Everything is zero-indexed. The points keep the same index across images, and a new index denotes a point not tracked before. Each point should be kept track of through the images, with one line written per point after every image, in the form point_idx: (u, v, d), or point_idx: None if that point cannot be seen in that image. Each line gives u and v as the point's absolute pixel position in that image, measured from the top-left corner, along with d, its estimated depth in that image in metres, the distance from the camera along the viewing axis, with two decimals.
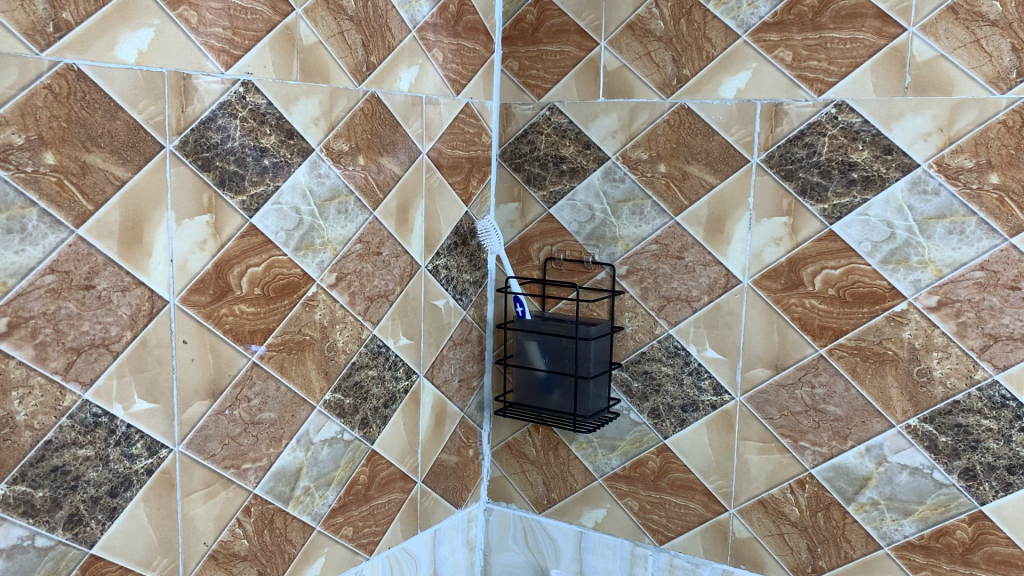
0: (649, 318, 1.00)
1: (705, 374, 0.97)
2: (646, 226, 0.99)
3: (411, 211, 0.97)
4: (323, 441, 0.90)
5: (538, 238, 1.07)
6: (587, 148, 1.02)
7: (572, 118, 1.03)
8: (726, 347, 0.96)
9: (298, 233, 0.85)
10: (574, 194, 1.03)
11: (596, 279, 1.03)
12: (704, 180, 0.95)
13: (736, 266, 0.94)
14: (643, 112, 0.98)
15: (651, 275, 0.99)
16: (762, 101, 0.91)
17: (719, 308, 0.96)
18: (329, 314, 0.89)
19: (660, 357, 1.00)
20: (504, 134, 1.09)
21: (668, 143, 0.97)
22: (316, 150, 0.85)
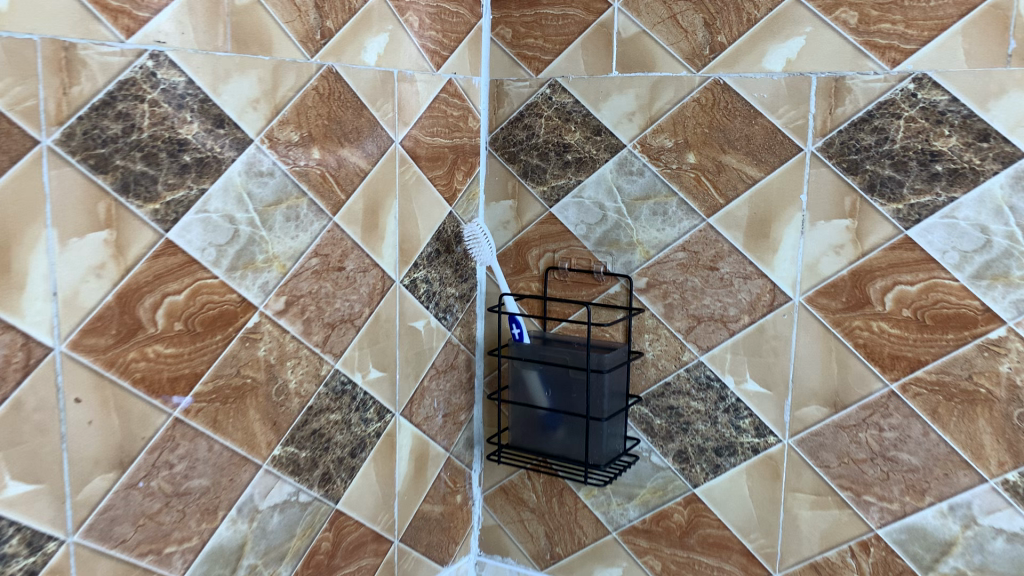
0: (675, 342, 0.82)
1: (745, 412, 0.80)
2: (671, 229, 0.81)
3: (382, 214, 0.78)
4: (273, 507, 0.72)
5: (537, 244, 0.88)
6: (598, 134, 0.83)
7: (578, 97, 0.84)
8: (772, 379, 0.78)
9: (233, 249, 0.66)
10: (581, 190, 0.85)
11: (610, 293, 0.84)
12: (744, 174, 0.77)
13: (785, 279, 0.76)
14: (668, 89, 0.79)
15: (678, 289, 0.81)
16: (819, 75, 0.73)
17: (762, 331, 0.78)
18: (276, 349, 0.70)
19: (689, 390, 0.82)
20: (494, 117, 0.90)
21: (699, 127, 0.78)
22: (255, 142, 0.66)
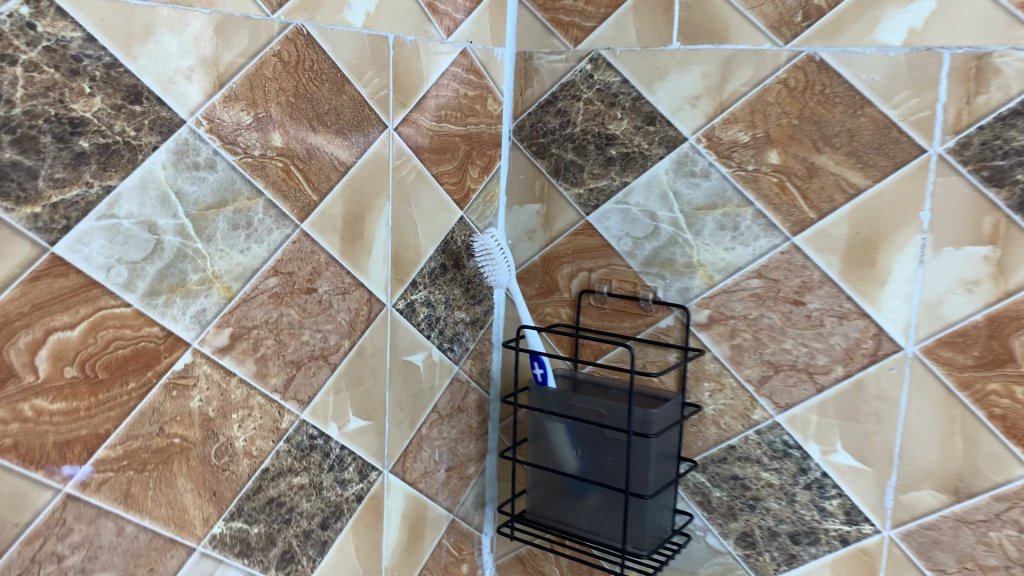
0: (743, 396, 0.64)
1: (833, 491, 0.61)
2: (742, 249, 0.62)
3: (368, 220, 0.61)
4: None
5: (569, 260, 0.70)
6: (650, 124, 0.65)
7: (626, 75, 0.65)
8: (872, 453, 0.60)
9: (155, 268, 0.49)
10: (627, 194, 0.66)
11: (660, 326, 0.66)
12: (843, 180, 0.58)
13: (895, 321, 0.58)
14: (744, 67, 0.61)
15: (749, 328, 0.63)
16: (953, 50, 0.53)
17: (861, 389, 0.59)
18: (218, 397, 0.53)
19: (759, 458, 0.64)
20: (520, 99, 0.72)
21: (784, 118, 0.60)
22: (187, 125, 0.49)
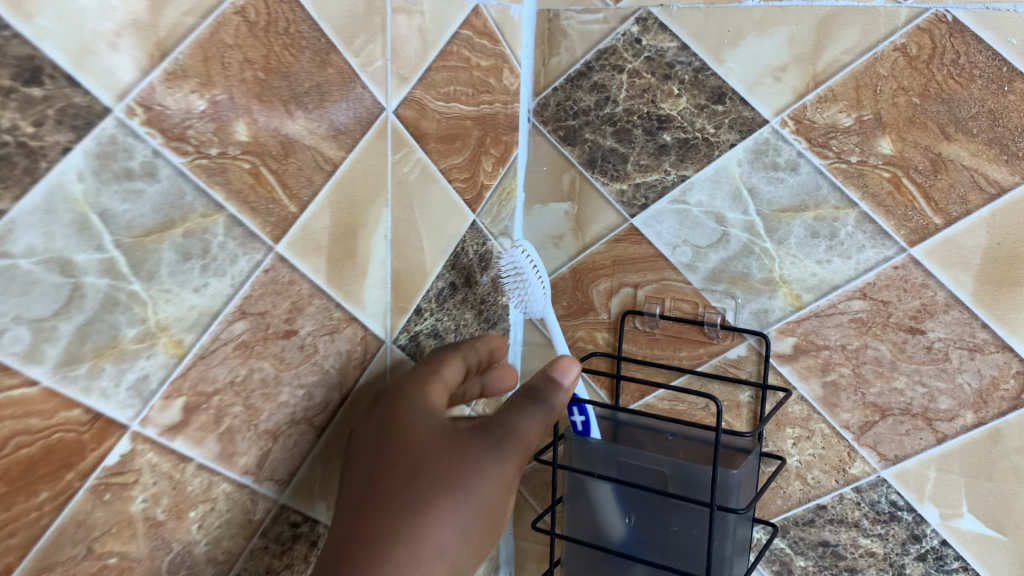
0: (837, 445, 0.51)
1: (954, 564, 0.49)
2: (840, 263, 0.49)
3: (363, 234, 0.46)
4: None
5: (607, 274, 0.56)
6: (718, 102, 0.51)
7: (686, 39, 0.51)
8: (1009, 518, 0.47)
9: (73, 320, 0.31)
10: (686, 191, 0.53)
11: (729, 358, 0.53)
12: (982, 176, 0.45)
13: None
14: (849, 29, 0.47)
15: (847, 362, 0.50)
16: None
17: (997, 441, 0.47)
18: (173, 502, 0.37)
19: (857, 522, 0.51)
20: (541, 69, 0.57)
21: (901, 95, 0.46)
22: (116, 117, 0.32)
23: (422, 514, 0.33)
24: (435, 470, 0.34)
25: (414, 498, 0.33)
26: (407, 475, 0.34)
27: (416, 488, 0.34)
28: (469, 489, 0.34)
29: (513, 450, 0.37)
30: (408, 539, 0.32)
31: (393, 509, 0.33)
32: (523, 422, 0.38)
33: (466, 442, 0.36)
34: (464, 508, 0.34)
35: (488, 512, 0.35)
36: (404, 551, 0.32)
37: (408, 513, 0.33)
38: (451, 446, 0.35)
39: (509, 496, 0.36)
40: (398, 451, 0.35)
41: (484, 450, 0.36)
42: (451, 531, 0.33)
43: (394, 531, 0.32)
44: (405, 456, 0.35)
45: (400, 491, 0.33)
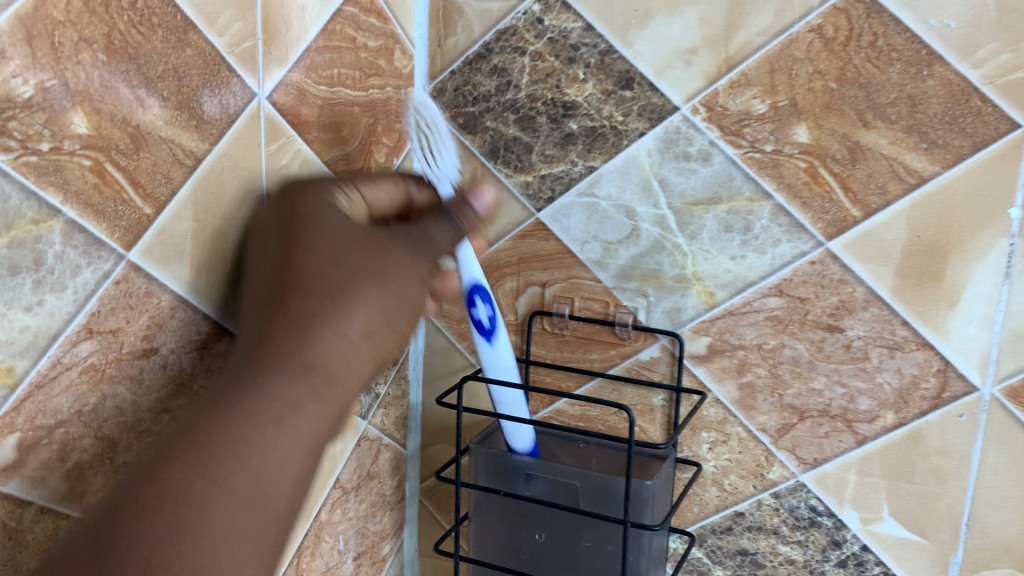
0: (756, 449, 0.48)
1: (875, 569, 0.47)
2: (754, 257, 0.46)
3: (234, 236, 0.40)
4: None
5: (513, 273, 0.52)
6: (626, 88, 0.47)
7: (591, 19, 0.47)
8: (931, 521, 0.46)
9: None
10: (595, 183, 0.49)
11: (642, 359, 0.50)
12: (900, 165, 0.43)
13: (968, 355, 0.43)
14: (762, 8, 0.44)
15: (763, 362, 0.47)
16: None
17: (919, 440, 0.45)
18: (6, 566, 0.31)
19: (777, 528, 0.49)
20: (437, 50, 0.52)
21: (817, 80, 0.43)
22: None
23: (348, 313, 0.32)
24: (353, 262, 0.33)
25: (340, 297, 0.32)
26: (329, 269, 0.32)
27: (336, 294, 0.32)
28: (400, 293, 0.34)
29: (427, 256, 0.36)
30: (326, 332, 0.31)
31: (314, 306, 0.31)
32: (436, 234, 0.37)
33: (380, 241, 0.34)
34: (386, 301, 0.33)
35: (410, 307, 0.34)
36: (327, 343, 0.31)
37: (325, 320, 0.31)
38: (374, 246, 0.34)
39: (427, 286, 0.36)
40: (310, 268, 0.32)
41: (401, 250, 0.34)
42: (378, 322, 0.33)
43: (319, 329, 0.31)
44: (330, 257, 0.33)
45: (331, 283, 0.32)
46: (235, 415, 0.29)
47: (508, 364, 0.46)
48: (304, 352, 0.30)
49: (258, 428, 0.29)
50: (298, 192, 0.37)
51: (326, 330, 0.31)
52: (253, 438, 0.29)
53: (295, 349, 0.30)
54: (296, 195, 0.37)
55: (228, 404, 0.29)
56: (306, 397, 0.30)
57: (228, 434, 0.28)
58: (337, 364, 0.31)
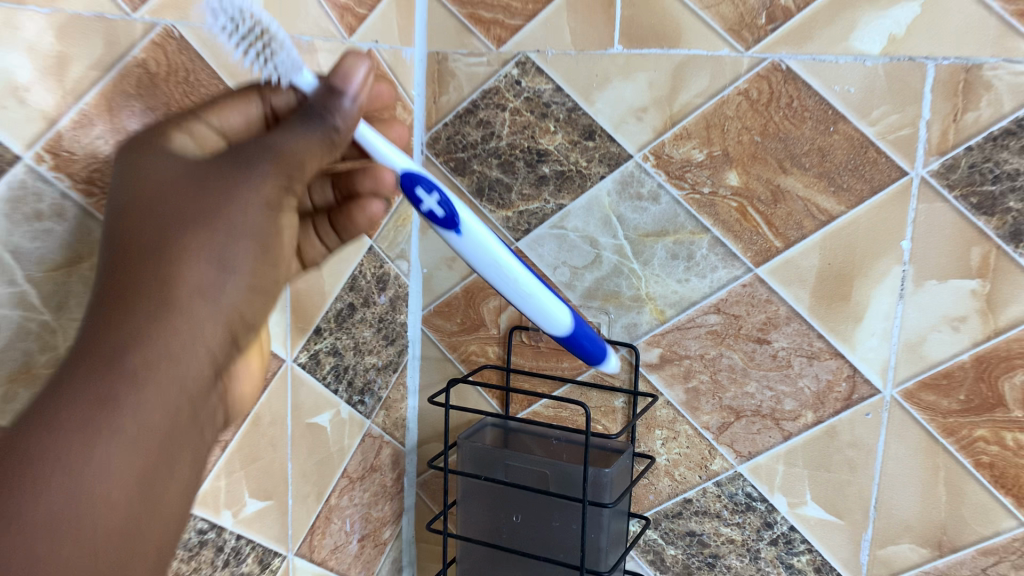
0: (701, 444, 0.57)
1: (800, 546, 0.56)
2: (696, 280, 0.55)
3: None
4: None
5: (496, 293, 0.61)
6: (589, 139, 0.56)
7: (560, 82, 0.57)
8: (844, 504, 0.54)
9: None
10: (564, 218, 0.58)
11: (605, 367, 0.59)
12: (813, 206, 0.52)
13: (872, 362, 0.52)
14: (700, 74, 0.53)
15: (706, 370, 0.56)
16: (939, 61, 0.48)
17: (834, 435, 0.53)
18: None
19: (719, 512, 0.57)
20: (432, 105, 0.62)
21: (745, 134, 0.52)
22: (21, 165, 0.36)
23: (173, 271, 0.29)
24: (188, 211, 0.30)
25: (167, 252, 0.29)
26: (154, 229, 0.30)
27: (164, 249, 0.29)
28: (231, 223, 0.31)
29: (273, 163, 0.32)
30: (177, 316, 0.29)
31: (154, 271, 0.29)
32: (300, 150, 0.34)
33: (214, 172, 0.31)
34: (221, 239, 0.30)
35: (255, 238, 0.32)
36: (159, 306, 0.28)
37: (159, 298, 0.28)
38: (199, 188, 0.31)
39: (277, 211, 0.33)
40: (129, 225, 0.30)
41: (233, 177, 0.31)
42: (216, 280, 0.30)
43: (160, 293, 0.28)
44: (154, 195, 0.31)
45: (150, 242, 0.29)
46: (53, 405, 0.25)
47: (485, 237, 0.42)
48: (130, 332, 0.27)
49: (62, 445, 0.25)
50: (139, 146, 0.33)
51: (149, 301, 0.28)
52: (57, 455, 0.25)
53: (117, 329, 0.27)
54: (137, 152, 0.33)
55: (37, 412, 0.25)
56: (119, 387, 0.26)
57: (22, 452, 0.25)
58: (167, 343, 0.28)
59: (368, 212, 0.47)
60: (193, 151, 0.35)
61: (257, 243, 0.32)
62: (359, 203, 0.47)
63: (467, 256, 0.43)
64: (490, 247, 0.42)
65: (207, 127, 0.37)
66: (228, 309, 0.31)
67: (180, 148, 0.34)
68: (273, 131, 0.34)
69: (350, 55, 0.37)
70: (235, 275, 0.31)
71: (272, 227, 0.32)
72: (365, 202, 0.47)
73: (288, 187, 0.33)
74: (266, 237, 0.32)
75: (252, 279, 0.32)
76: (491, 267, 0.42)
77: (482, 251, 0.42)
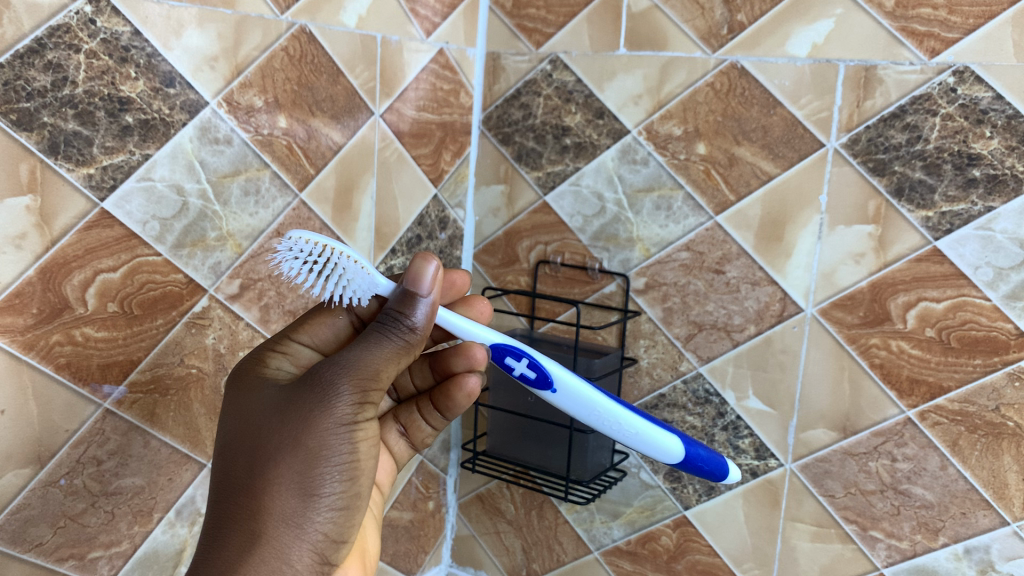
0: (672, 350, 0.75)
1: (745, 431, 0.73)
2: (674, 226, 0.74)
3: (357, 192, 0.72)
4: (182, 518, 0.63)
5: (528, 234, 0.82)
6: (600, 118, 0.76)
7: (580, 75, 0.77)
8: (777, 398, 0.71)
9: (181, 224, 0.57)
10: (579, 177, 0.78)
11: (605, 292, 0.78)
12: (758, 169, 0.70)
13: (798, 288, 0.69)
14: (680, 71, 0.72)
15: (678, 293, 0.74)
16: (847, 62, 0.65)
17: (769, 343, 0.71)
18: (231, 342, 0.64)
19: (685, 404, 0.75)
20: (488, 92, 0.84)
21: (711, 115, 0.71)
22: (210, 106, 0.58)
23: (262, 506, 0.38)
24: (268, 460, 0.39)
25: (257, 489, 0.38)
26: (251, 447, 0.39)
27: (255, 486, 0.38)
28: (311, 450, 0.39)
29: (350, 379, 0.40)
30: (265, 521, 0.38)
31: (248, 506, 0.38)
32: (376, 361, 0.41)
33: (297, 400, 0.40)
34: (302, 469, 0.39)
35: (341, 459, 0.40)
36: (250, 539, 0.38)
37: (250, 511, 0.38)
38: (281, 412, 0.40)
39: (359, 414, 0.40)
40: (229, 464, 0.40)
41: (312, 409, 0.39)
42: (298, 510, 0.39)
43: (251, 529, 0.38)
44: (252, 426, 0.40)
45: (246, 460, 0.39)
46: None
47: (575, 382, 0.49)
48: (233, 536, 0.38)
49: None
50: (249, 374, 0.44)
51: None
52: None
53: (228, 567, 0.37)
54: (248, 382, 0.43)
55: None
56: None
57: None
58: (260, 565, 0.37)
59: (464, 387, 0.54)
60: (289, 368, 0.46)
61: (341, 469, 0.40)
62: (457, 381, 0.54)
63: (568, 408, 0.49)
64: (585, 392, 0.49)
65: (301, 345, 0.49)
66: (317, 538, 0.40)
67: (278, 374, 0.45)
68: (355, 341, 0.42)
69: (418, 258, 0.44)
70: (319, 511, 0.39)
71: (353, 457, 0.40)
72: (462, 379, 0.54)
73: (365, 396, 0.40)
74: (351, 470, 0.40)
75: (340, 509, 0.41)
76: (589, 409, 0.48)
77: (578, 397, 0.49)
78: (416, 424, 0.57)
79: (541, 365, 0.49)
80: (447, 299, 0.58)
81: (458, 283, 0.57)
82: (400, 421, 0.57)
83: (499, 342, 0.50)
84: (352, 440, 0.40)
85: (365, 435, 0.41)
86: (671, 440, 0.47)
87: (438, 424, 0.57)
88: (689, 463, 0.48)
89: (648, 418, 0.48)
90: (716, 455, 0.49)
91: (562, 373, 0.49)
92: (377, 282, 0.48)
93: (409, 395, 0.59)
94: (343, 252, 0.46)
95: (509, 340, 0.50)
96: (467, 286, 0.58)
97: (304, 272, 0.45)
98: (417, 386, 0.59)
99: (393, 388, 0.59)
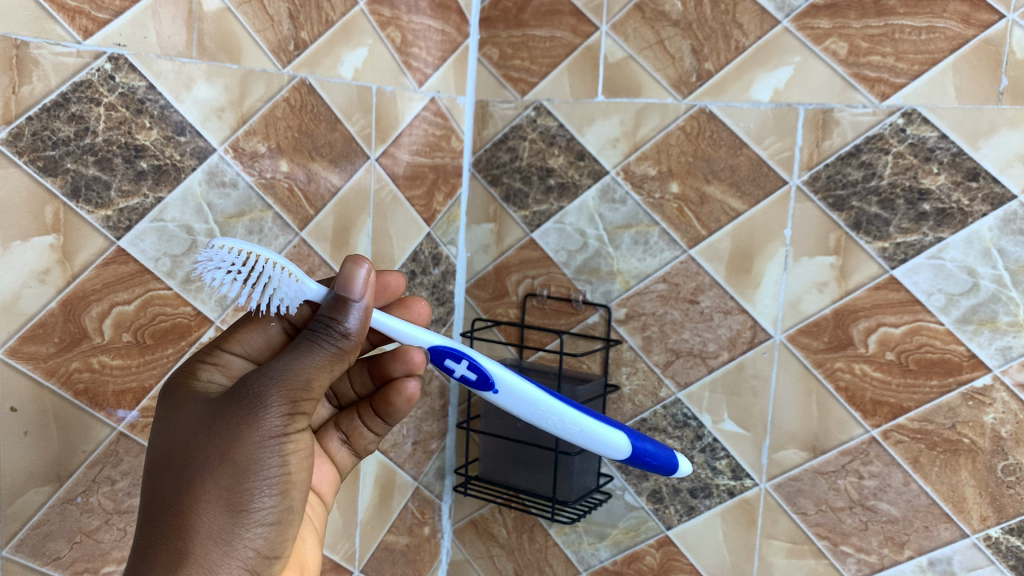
0: (652, 377, 0.80)
1: (721, 452, 0.77)
2: (651, 259, 0.79)
3: (353, 231, 0.77)
4: None
5: (516, 269, 0.87)
6: (581, 159, 0.82)
7: (562, 120, 0.83)
8: (750, 420, 0.76)
9: (189, 261, 0.62)
10: (563, 216, 0.84)
11: (589, 323, 0.83)
12: (727, 206, 0.75)
13: (767, 316, 0.74)
14: (653, 116, 0.77)
15: (656, 323, 0.79)
16: (806, 106, 0.70)
17: (741, 368, 0.75)
18: None
19: (665, 427, 0.80)
20: (478, 137, 0.90)
21: (682, 156, 0.76)
22: (218, 152, 0.63)
23: (188, 524, 0.40)
24: (193, 479, 0.41)
25: (184, 506, 0.40)
26: (179, 465, 0.41)
27: (183, 504, 0.40)
28: (238, 465, 0.41)
29: (280, 391, 0.42)
30: (192, 539, 0.40)
31: (175, 524, 0.40)
32: (306, 370, 0.43)
33: (224, 416, 0.42)
34: (229, 485, 0.41)
35: (269, 474, 0.42)
36: (177, 557, 0.40)
37: (177, 529, 0.40)
38: (208, 429, 0.42)
39: (287, 428, 0.43)
40: (159, 481, 0.42)
41: (239, 424, 0.41)
42: (226, 527, 0.41)
43: (178, 547, 0.40)
44: (180, 444, 0.42)
45: (174, 479, 0.41)
46: None
47: (513, 382, 0.53)
48: (163, 555, 0.40)
49: None
50: (181, 389, 0.46)
51: None
52: None
53: None
54: (181, 398, 0.46)
55: None
56: None
57: None
58: None
59: (404, 392, 0.58)
60: (220, 381, 0.49)
61: (270, 485, 0.42)
62: (397, 386, 0.58)
63: (512, 407, 0.53)
64: (525, 391, 0.53)
65: (233, 356, 0.51)
66: (247, 553, 0.42)
67: (208, 387, 0.48)
68: (288, 351, 0.44)
69: (349, 262, 0.46)
70: (248, 526, 0.42)
71: (283, 470, 0.43)
72: (402, 384, 0.58)
73: (295, 408, 0.43)
74: (281, 483, 0.43)
75: (270, 523, 0.43)
76: (532, 408, 0.53)
77: (519, 395, 0.53)
78: (358, 430, 0.61)
79: (482, 366, 0.53)
80: (382, 301, 0.61)
81: (392, 286, 0.60)
82: (342, 429, 0.61)
83: (439, 344, 0.53)
84: (281, 453, 0.42)
85: (295, 447, 0.44)
86: (615, 437, 0.51)
87: (379, 429, 0.61)
88: (638, 457, 0.52)
89: (593, 416, 0.52)
90: (663, 450, 0.53)
91: (501, 373, 0.53)
92: (305, 288, 0.50)
93: (350, 401, 0.63)
94: (269, 260, 0.48)
95: (448, 343, 0.53)
96: (401, 288, 0.61)
97: (229, 281, 0.47)
98: (358, 392, 0.62)
99: (335, 396, 0.62)
